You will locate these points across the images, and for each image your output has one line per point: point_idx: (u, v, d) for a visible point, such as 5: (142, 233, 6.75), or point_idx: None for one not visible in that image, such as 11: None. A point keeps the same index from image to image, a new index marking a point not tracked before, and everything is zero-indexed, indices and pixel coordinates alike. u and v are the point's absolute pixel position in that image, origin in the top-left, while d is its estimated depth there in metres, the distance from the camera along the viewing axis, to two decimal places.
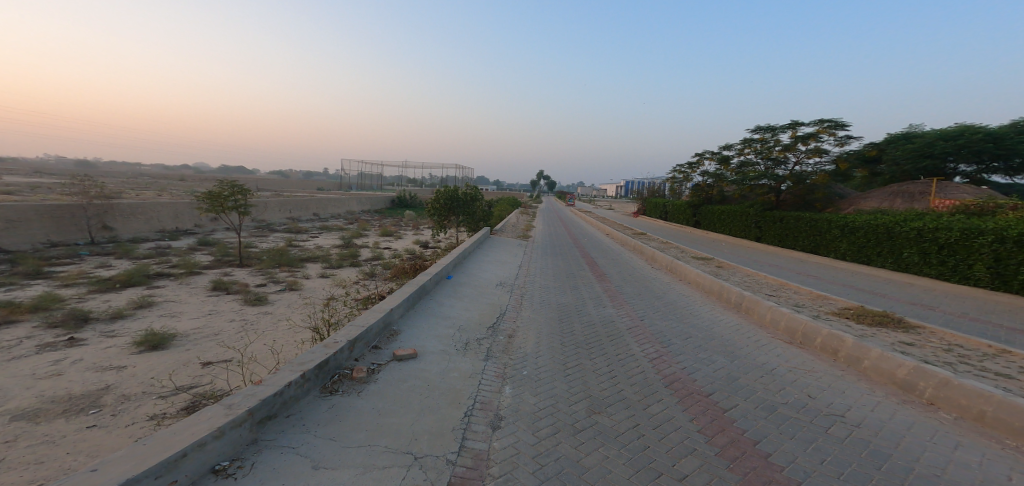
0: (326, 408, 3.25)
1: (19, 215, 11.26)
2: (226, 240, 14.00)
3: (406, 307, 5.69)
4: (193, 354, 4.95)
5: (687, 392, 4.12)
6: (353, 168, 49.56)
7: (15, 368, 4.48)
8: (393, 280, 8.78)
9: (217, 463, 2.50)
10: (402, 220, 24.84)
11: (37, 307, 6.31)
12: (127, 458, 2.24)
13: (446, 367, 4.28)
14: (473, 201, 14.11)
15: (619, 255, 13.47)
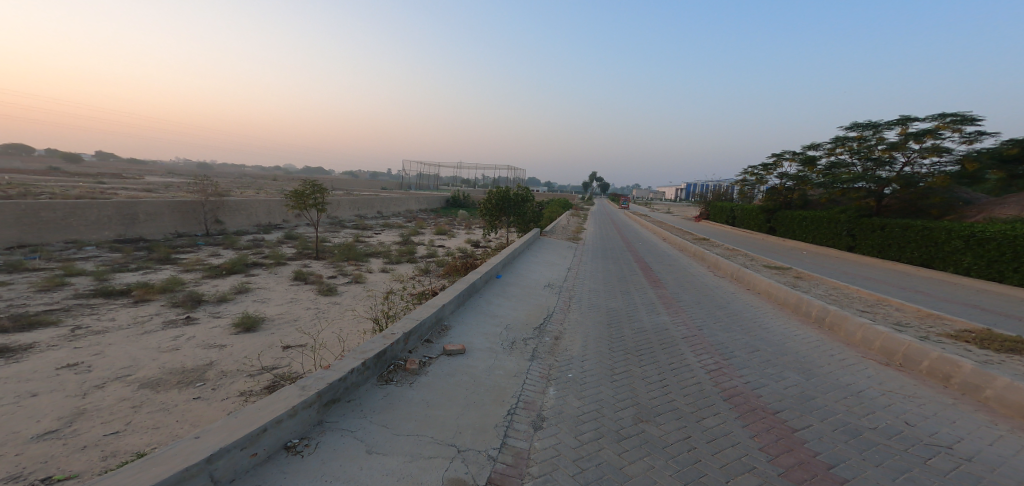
0: (381, 397, 3.43)
1: (157, 209, 13.14)
2: (306, 235, 15.23)
3: (457, 304, 5.85)
4: (275, 337, 5.45)
5: (749, 408, 3.88)
6: (414, 168, 51.64)
7: (142, 341, 5.19)
8: (448, 276, 9.06)
9: (289, 440, 2.73)
10: (456, 219, 25.56)
11: (164, 288, 7.29)
12: (221, 428, 2.51)
13: (492, 364, 4.36)
14: (524, 202, 14.18)
15: (678, 261, 12.90)
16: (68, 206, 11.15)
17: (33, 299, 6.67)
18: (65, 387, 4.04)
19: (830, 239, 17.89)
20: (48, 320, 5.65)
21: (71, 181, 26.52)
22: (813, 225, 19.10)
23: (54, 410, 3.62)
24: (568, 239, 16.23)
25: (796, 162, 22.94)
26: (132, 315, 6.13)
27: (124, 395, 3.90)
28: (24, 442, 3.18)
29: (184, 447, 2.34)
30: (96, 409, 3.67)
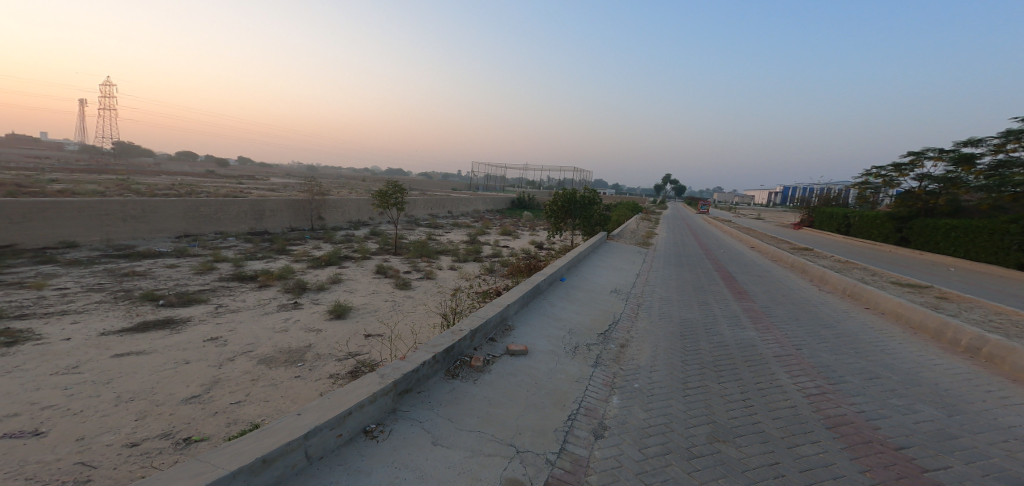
0: (448, 391, 3.57)
1: (277, 206, 15.02)
2: (388, 232, 16.37)
3: (521, 305, 5.87)
4: (360, 326, 5.93)
5: (863, 440, 3.39)
6: (483, 169, 52.84)
7: (260, 322, 5.95)
8: (511, 277, 9.19)
9: (367, 425, 2.95)
10: (521, 220, 25.83)
11: (280, 276, 8.30)
12: (316, 408, 2.78)
13: (554, 367, 4.31)
14: (593, 205, 13.88)
15: (776, 272, 11.70)
16: (218, 202, 13.18)
17: (190, 280, 8.01)
18: (207, 357, 4.77)
19: (993, 254, 14.93)
20: (200, 299, 6.75)
21: (209, 181, 31.47)
22: (965, 236, 16.18)
23: (197, 377, 4.29)
24: (638, 244, 15.52)
25: (943, 162, 19.68)
26: (256, 297, 7.07)
27: (246, 369, 4.51)
28: (176, 404, 3.81)
29: (287, 421, 2.62)
30: (226, 379, 4.29)
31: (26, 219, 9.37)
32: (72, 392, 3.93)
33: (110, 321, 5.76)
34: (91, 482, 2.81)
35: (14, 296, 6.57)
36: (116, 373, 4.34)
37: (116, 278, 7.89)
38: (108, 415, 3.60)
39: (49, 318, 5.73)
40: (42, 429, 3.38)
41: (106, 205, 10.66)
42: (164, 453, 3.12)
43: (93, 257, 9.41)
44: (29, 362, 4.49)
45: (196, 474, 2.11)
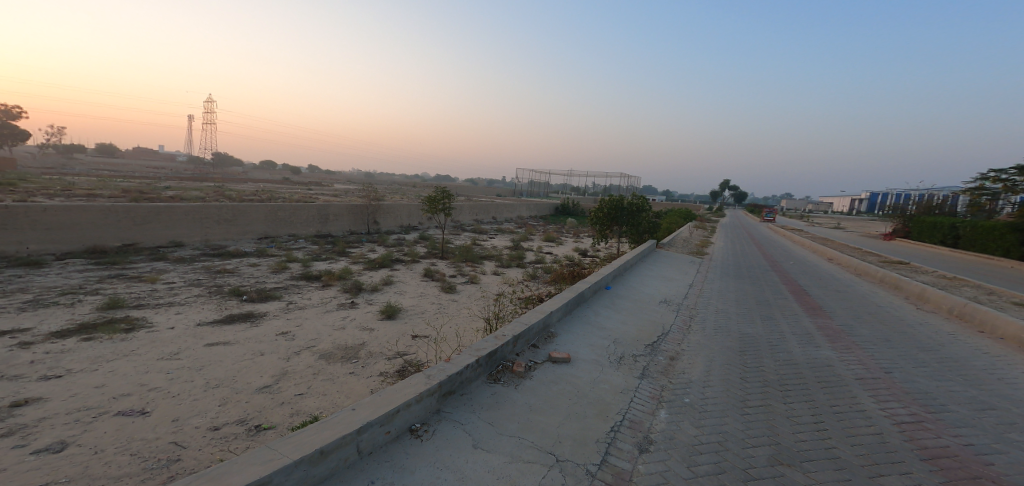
0: (490, 395, 3.59)
1: (340, 211, 15.94)
2: (436, 236, 16.84)
3: (565, 312, 5.78)
4: (408, 326, 6.15)
5: (967, 477, 2.99)
6: (525, 175, 53.14)
7: (322, 319, 6.35)
8: (554, 283, 9.13)
9: (413, 424, 3.04)
10: (565, 226, 25.57)
11: (341, 276, 8.81)
12: (368, 404, 2.91)
13: (598, 377, 4.20)
14: (641, 212, 13.42)
15: (861, 288, 10.65)
16: (292, 206, 14.25)
17: (267, 278, 8.72)
18: (278, 350, 5.17)
19: None
20: (275, 296, 7.34)
21: (281, 187, 34.29)
22: None
23: (268, 368, 4.65)
24: (690, 253, 14.80)
25: None
26: (320, 296, 7.56)
27: (308, 363, 4.82)
28: (251, 392, 4.15)
29: (342, 415, 2.76)
30: (291, 372, 4.61)
31: (141, 222, 10.77)
32: (171, 376, 4.41)
33: (204, 313, 6.42)
34: (180, 460, 3.12)
35: (130, 288, 7.53)
36: (206, 360, 4.81)
37: (209, 274, 8.78)
38: (196, 399, 3.99)
39: (159, 308, 6.51)
40: (148, 409, 3.82)
41: (207, 209, 11.95)
42: (238, 439, 3.40)
43: (194, 255, 10.57)
44: (139, 347, 5.10)
45: (265, 461, 2.27)
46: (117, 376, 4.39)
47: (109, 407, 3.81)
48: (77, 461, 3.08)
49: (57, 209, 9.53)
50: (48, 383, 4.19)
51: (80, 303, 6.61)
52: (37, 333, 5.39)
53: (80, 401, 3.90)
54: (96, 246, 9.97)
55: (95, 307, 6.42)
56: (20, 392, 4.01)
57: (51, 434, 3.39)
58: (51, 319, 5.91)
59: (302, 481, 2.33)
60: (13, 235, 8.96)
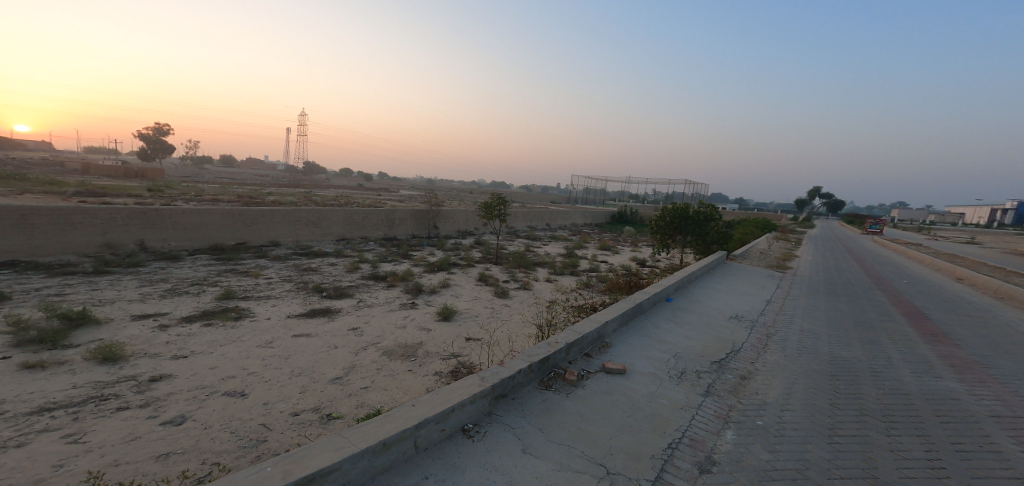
0: (540, 401, 3.55)
1: (405, 215, 16.76)
2: (490, 242, 17.10)
3: (621, 323, 5.56)
4: (463, 329, 6.31)
5: None
6: (581, 182, 52.47)
7: (386, 317, 6.73)
8: (609, 293, 8.88)
9: (465, 424, 3.09)
10: (623, 234, 24.67)
11: (404, 277, 9.27)
12: (426, 401, 3.01)
13: (656, 391, 3.97)
14: (710, 221, 12.46)
15: (994, 313, 9.02)
16: (364, 210, 15.25)
17: (342, 276, 9.43)
18: (349, 344, 5.57)
19: None
20: (348, 293, 7.92)
21: (355, 193, 36.95)
22: None
23: (340, 361, 5.03)
24: (767, 266, 13.49)
25: None
26: (386, 295, 8.02)
27: (373, 358, 5.14)
28: (326, 382, 4.51)
29: (403, 410, 2.89)
30: (359, 366, 4.94)
31: (250, 223, 12.22)
32: (265, 363, 4.93)
33: (292, 306, 7.11)
34: (266, 441, 3.47)
35: (238, 281, 8.56)
36: (292, 350, 5.32)
37: (296, 271, 9.69)
38: (283, 385, 4.42)
39: (258, 300, 7.32)
40: (246, 391, 4.30)
41: (296, 213, 13.24)
42: (312, 425, 3.71)
43: (287, 253, 11.73)
44: (242, 334, 5.77)
45: (336, 448, 2.43)
46: (225, 359, 5.01)
47: (218, 387, 4.35)
48: (192, 434, 3.55)
49: (193, 212, 11.19)
50: (176, 362, 4.89)
51: (200, 293, 7.63)
52: (172, 317, 6.33)
53: (198, 379, 4.49)
54: (216, 244, 11.48)
55: (214, 297, 7.39)
56: (155, 368, 4.72)
57: (174, 408, 3.94)
58: (181, 305, 6.91)
59: (366, 470, 2.46)
60: (159, 233, 10.64)
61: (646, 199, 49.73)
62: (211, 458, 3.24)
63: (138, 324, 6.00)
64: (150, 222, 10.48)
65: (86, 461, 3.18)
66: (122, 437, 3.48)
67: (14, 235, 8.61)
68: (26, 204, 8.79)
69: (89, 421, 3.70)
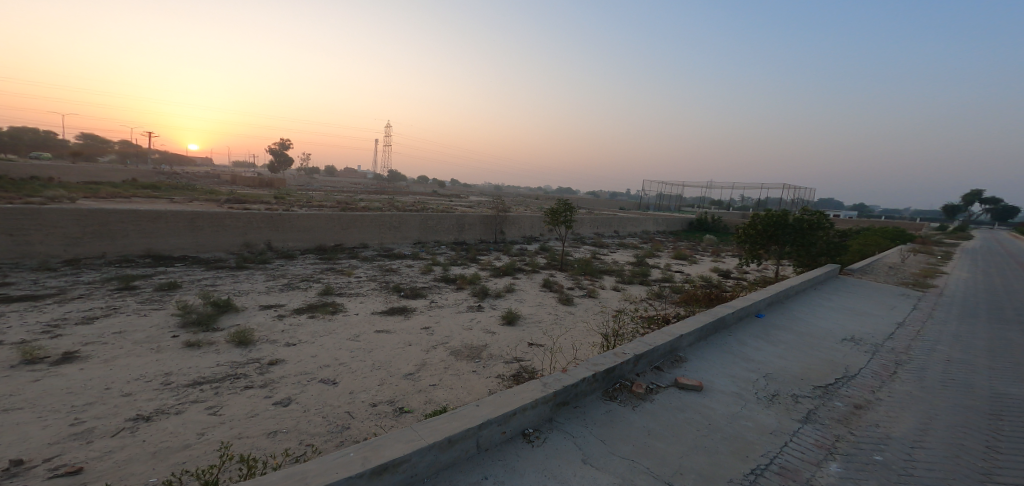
0: (603, 412, 3.44)
1: (475, 221, 17.21)
2: (556, 248, 16.97)
3: (699, 337, 5.19)
4: (526, 334, 6.34)
5: None
6: (657, 187, 50.16)
7: (455, 318, 6.98)
8: (684, 305, 8.37)
9: (525, 428, 3.09)
10: (703, 243, 23.07)
11: (471, 280, 9.55)
12: (489, 402, 3.07)
13: (739, 412, 3.65)
14: (818, 230, 11.09)
15: None
16: (438, 216, 15.96)
17: (416, 278, 9.95)
18: (420, 342, 5.86)
19: None
20: (422, 293, 8.35)
21: (433, 199, 38.87)
22: None
23: (413, 358, 5.32)
24: (895, 282, 11.63)
25: None
26: (454, 297, 8.32)
27: (441, 357, 5.36)
28: (400, 376, 4.80)
29: (468, 409, 2.97)
30: (429, 363, 5.17)
31: (346, 227, 13.39)
32: (352, 355, 5.37)
33: (375, 303, 7.67)
34: (350, 428, 3.77)
35: (335, 279, 9.42)
36: (374, 344, 5.73)
37: (378, 271, 10.41)
38: (366, 377, 4.78)
39: (347, 297, 8.00)
40: (337, 379, 4.71)
41: (381, 218, 14.24)
42: (386, 417, 3.96)
43: (373, 255, 12.66)
44: (337, 327, 6.34)
45: (408, 440, 2.57)
46: (323, 349, 5.53)
47: (316, 374, 4.82)
48: (294, 416, 3.97)
49: (306, 217, 12.58)
50: (287, 349, 5.50)
51: (307, 288, 8.52)
52: (287, 308, 7.16)
53: (301, 366, 5.01)
54: (319, 245, 12.79)
55: (316, 292, 8.21)
56: (272, 353, 5.36)
57: (284, 390, 4.44)
58: (293, 298, 7.78)
59: (432, 463, 2.57)
60: (281, 235, 12.13)
61: (731, 202, 45.76)
62: (307, 440, 3.60)
63: (264, 312, 6.87)
64: (275, 224, 11.99)
65: (219, 432, 3.69)
66: (245, 413, 3.99)
67: (183, 235, 10.63)
68: (194, 210, 10.89)
69: (225, 395, 4.30)
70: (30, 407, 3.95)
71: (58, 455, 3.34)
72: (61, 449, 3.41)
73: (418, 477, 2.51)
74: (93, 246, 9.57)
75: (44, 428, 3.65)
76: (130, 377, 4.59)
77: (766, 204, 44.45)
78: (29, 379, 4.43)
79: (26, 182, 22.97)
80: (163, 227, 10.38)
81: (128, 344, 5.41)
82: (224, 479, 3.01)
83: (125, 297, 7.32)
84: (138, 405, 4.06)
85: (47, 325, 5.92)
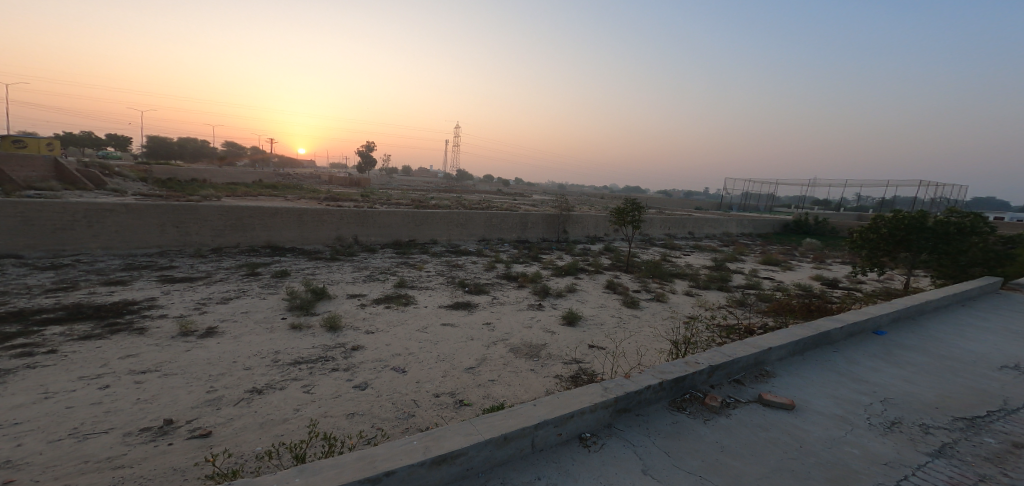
0: (670, 422, 3.28)
1: (539, 220, 17.21)
2: (623, 249, 16.48)
3: (792, 351, 4.73)
4: (587, 336, 6.23)
5: None
6: (743, 187, 46.99)
7: (516, 316, 7.04)
8: (774, 316, 7.68)
9: (583, 432, 3.03)
10: (801, 248, 20.97)
11: (533, 278, 9.59)
12: (547, 402, 3.06)
13: (841, 437, 3.27)
14: (973, 236, 9.36)
15: None
16: (504, 214, 16.19)
17: (481, 274, 10.19)
18: (481, 337, 5.99)
19: None
20: (485, 290, 8.53)
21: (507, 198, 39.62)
22: None
23: (473, 352, 5.45)
24: None
25: None
26: (515, 295, 8.38)
27: (501, 354, 5.43)
28: (461, 370, 4.93)
29: (526, 407, 2.98)
30: (489, 359, 5.27)
31: (419, 224, 14.04)
32: (420, 345, 5.63)
33: (442, 297, 7.98)
34: (415, 416, 3.96)
35: (408, 272, 9.93)
36: (439, 336, 5.95)
37: (446, 267, 10.77)
38: (431, 368, 4.98)
39: (418, 290, 8.39)
40: (405, 368, 4.96)
41: (450, 216, 14.77)
42: (448, 408, 4.11)
43: (443, 251, 13.17)
44: (408, 317, 6.70)
45: (467, 434, 2.64)
46: (395, 338, 5.86)
47: (389, 362, 5.11)
48: (368, 400, 4.24)
49: (385, 214, 13.38)
50: (366, 336, 5.91)
51: (385, 280, 9.09)
52: (367, 298, 7.68)
53: (377, 353, 5.34)
54: (396, 240, 13.56)
55: (392, 284, 8.73)
56: (355, 339, 5.79)
57: (362, 375, 4.77)
58: (374, 289, 8.34)
59: (488, 459, 2.62)
60: (366, 230, 13.01)
61: (841, 203, 40.94)
62: (377, 423, 3.83)
63: (350, 301, 7.44)
64: (361, 220, 12.89)
65: (310, 409, 4.05)
66: (331, 393, 4.34)
67: (293, 227, 11.83)
68: (301, 207, 12.07)
69: (316, 375, 4.72)
70: (180, 373, 4.63)
71: (195, 417, 3.86)
72: (197, 412, 3.94)
73: (475, 471, 2.56)
74: (232, 237, 11.04)
75: (188, 393, 4.25)
76: (250, 353, 5.19)
77: (891, 204, 38.99)
78: (181, 349, 5.18)
79: (183, 183, 27.22)
80: (279, 222, 11.63)
81: (250, 323, 6.15)
82: (310, 454, 3.29)
83: (251, 281, 8.29)
84: (254, 378, 4.59)
85: (197, 302, 6.93)
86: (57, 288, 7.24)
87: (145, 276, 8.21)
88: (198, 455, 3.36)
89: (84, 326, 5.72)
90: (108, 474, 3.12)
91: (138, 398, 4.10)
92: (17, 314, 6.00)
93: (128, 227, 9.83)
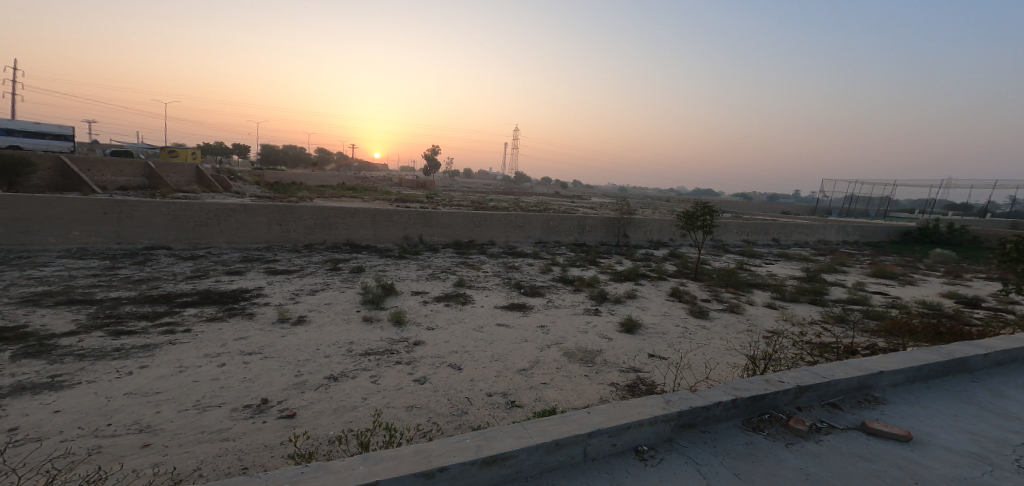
0: (743, 442, 3.06)
1: (596, 223, 16.86)
2: (690, 255, 15.69)
3: (909, 378, 4.18)
4: (646, 345, 5.99)
5: None
6: (844, 192, 42.55)
7: (571, 319, 6.96)
8: (885, 337, 6.81)
9: (640, 445, 2.92)
10: (919, 261, 18.47)
11: (590, 283, 9.41)
12: (602, 411, 2.98)
13: (969, 479, 2.84)
14: None
15: None
16: (561, 216, 16.06)
17: (536, 276, 10.19)
18: (536, 340, 5.98)
19: None
20: (540, 292, 8.51)
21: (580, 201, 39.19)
22: None
23: (528, 354, 5.45)
24: None
25: None
26: (572, 299, 8.27)
27: (555, 357, 5.38)
28: (514, 371, 4.95)
29: (579, 414, 2.92)
30: (542, 362, 5.25)
31: (479, 224, 14.34)
32: (475, 344, 5.73)
33: (499, 297, 8.09)
34: (467, 413, 4.03)
35: (468, 272, 10.16)
36: (496, 336, 6.02)
37: (503, 268, 10.92)
38: (485, 367, 5.05)
39: (478, 290, 8.56)
40: (461, 365, 5.07)
41: (507, 217, 14.93)
42: (499, 408, 4.14)
43: (502, 252, 13.33)
44: (466, 316, 6.86)
45: (518, 436, 2.63)
46: (453, 335, 6.02)
47: (447, 358, 5.26)
48: (426, 394, 4.38)
49: (449, 215, 13.84)
50: (427, 331, 6.13)
51: (445, 278, 9.37)
52: (429, 295, 7.97)
53: (436, 349, 5.52)
54: (456, 240, 13.93)
55: (452, 283, 8.98)
56: (417, 334, 6.02)
57: (422, 369, 4.94)
58: (435, 286, 8.63)
59: (538, 463, 2.59)
60: (431, 230, 13.52)
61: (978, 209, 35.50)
62: (432, 418, 3.94)
63: (415, 297, 7.76)
64: (427, 221, 13.42)
65: (375, 399, 4.27)
66: (394, 385, 4.55)
67: (368, 227, 12.58)
68: (376, 207, 12.79)
69: (381, 367, 4.96)
70: (276, 356, 5.07)
71: (284, 399, 4.20)
72: (287, 394, 4.30)
73: (523, 474, 2.55)
74: (321, 235, 11.93)
75: (281, 376, 4.64)
76: (330, 342, 5.57)
77: None
78: (278, 335, 5.68)
79: (286, 185, 30.08)
80: (357, 221, 12.41)
81: (332, 314, 6.62)
82: (374, 442, 3.47)
83: (334, 276, 8.92)
84: (331, 366, 4.92)
85: (292, 292, 7.57)
86: (194, 275, 8.25)
87: (256, 268, 9.10)
88: (284, 434, 3.65)
89: (211, 309, 6.47)
90: (217, 444, 3.48)
91: (245, 377, 4.55)
92: (165, 296, 6.92)
93: (248, 224, 10.95)
